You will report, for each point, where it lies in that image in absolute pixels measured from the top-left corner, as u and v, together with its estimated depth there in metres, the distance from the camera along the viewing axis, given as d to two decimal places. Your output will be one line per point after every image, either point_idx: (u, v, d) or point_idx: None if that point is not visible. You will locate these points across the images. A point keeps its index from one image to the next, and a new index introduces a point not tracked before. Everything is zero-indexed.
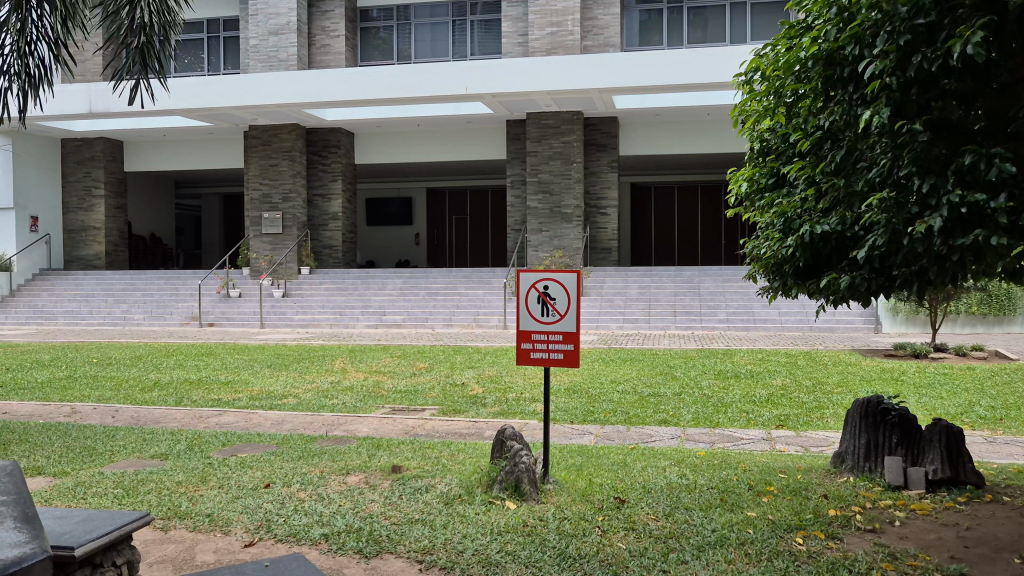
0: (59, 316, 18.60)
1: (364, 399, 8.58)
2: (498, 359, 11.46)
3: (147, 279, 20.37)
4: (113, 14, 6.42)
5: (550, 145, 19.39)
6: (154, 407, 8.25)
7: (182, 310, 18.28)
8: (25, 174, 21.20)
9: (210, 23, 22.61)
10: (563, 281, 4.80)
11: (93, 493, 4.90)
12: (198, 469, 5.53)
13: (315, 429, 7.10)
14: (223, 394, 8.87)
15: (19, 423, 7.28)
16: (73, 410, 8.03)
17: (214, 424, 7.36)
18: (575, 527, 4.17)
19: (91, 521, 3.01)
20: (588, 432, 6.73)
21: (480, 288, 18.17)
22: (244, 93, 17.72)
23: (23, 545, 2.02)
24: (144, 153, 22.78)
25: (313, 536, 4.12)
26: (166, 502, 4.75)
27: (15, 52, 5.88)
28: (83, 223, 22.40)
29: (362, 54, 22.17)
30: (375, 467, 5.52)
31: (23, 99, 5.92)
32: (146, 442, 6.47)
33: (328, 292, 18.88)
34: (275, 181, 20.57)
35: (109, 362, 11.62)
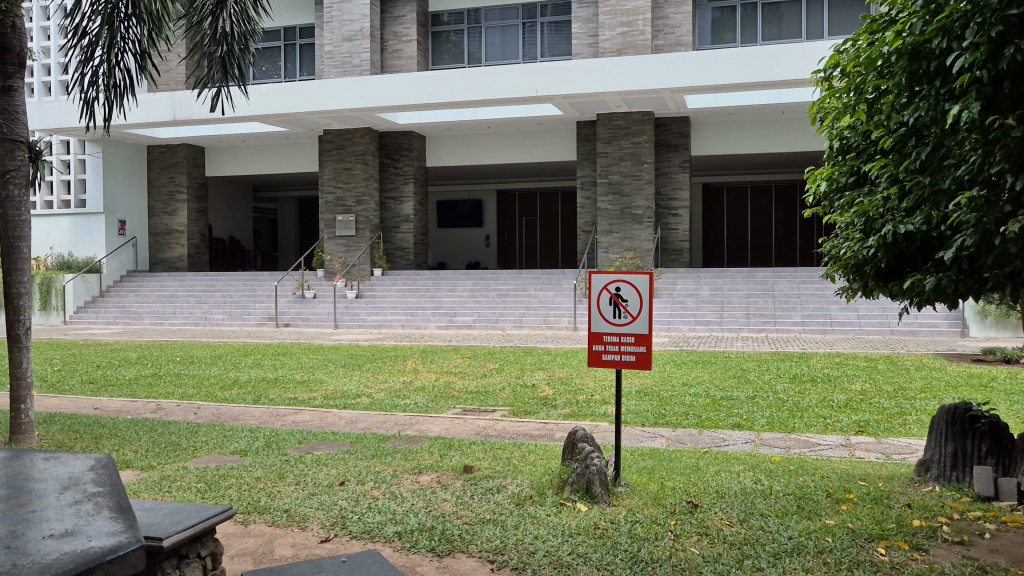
0: (145, 316, 19.34)
1: (436, 399, 8.68)
2: (568, 360, 11.44)
3: (227, 280, 21.02)
4: (197, 24, 6.64)
5: (621, 145, 19.26)
6: (234, 404, 8.51)
7: (260, 310, 18.81)
8: (113, 180, 22.11)
9: (286, 31, 23.24)
10: (634, 282, 4.76)
11: (177, 487, 5.08)
12: (276, 465, 5.69)
13: (389, 428, 7.22)
14: (300, 393, 9.09)
15: (109, 419, 7.60)
16: (158, 407, 8.35)
17: (290, 422, 7.56)
18: (648, 531, 4.13)
19: (178, 513, 3.12)
20: (660, 435, 6.67)
21: (550, 289, 18.16)
22: (319, 99, 18.11)
23: (119, 535, 2.11)
24: (224, 158, 23.53)
25: (387, 533, 4.19)
26: (246, 497, 4.89)
27: (104, 64, 6.16)
28: (167, 226, 23.25)
29: (433, 59, 22.46)
30: (447, 467, 5.58)
31: (110, 108, 6.16)
32: (227, 439, 6.69)
33: (399, 293, 19.15)
34: (348, 185, 20.97)
35: (191, 361, 12.03)
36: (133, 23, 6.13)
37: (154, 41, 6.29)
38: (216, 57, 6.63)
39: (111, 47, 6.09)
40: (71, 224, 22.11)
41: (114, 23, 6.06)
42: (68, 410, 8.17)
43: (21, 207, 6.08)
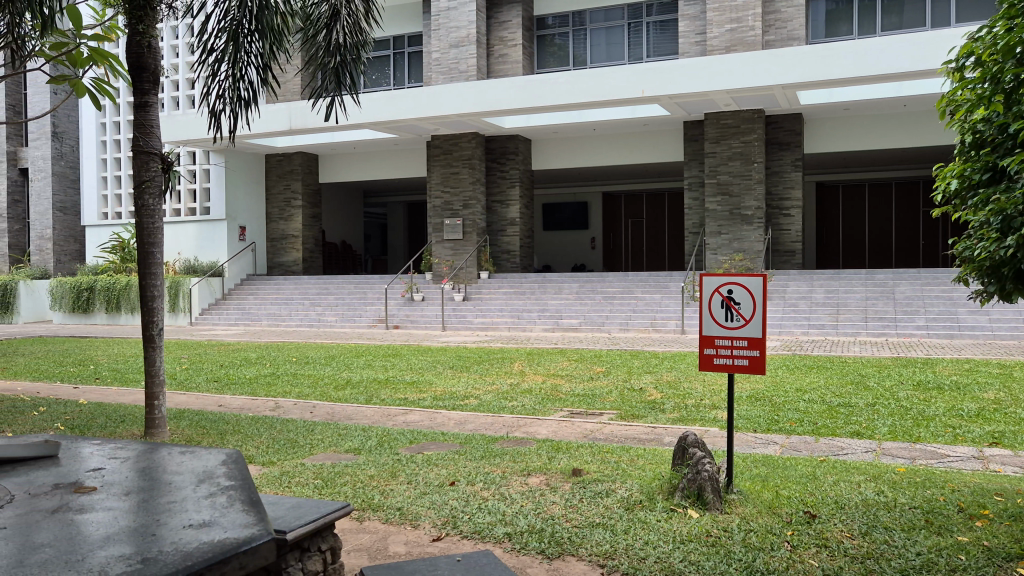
0: (263, 318, 20.20)
1: (543, 402, 8.70)
2: (676, 364, 11.27)
3: (340, 283, 21.71)
4: (312, 36, 6.89)
5: (730, 145, 18.79)
6: (348, 404, 8.78)
7: (371, 313, 19.35)
8: (235, 188, 23.22)
9: (395, 40, 23.85)
10: (747, 284, 4.64)
11: (297, 482, 5.28)
12: (388, 464, 5.83)
13: (496, 429, 7.30)
14: (409, 394, 9.30)
15: (232, 416, 7.98)
16: (276, 405, 8.71)
17: (401, 421, 7.74)
18: (762, 540, 4.01)
19: (300, 507, 3.24)
20: (773, 441, 6.47)
21: (657, 292, 17.91)
22: (428, 105, 18.49)
23: (252, 527, 2.20)
24: (337, 165, 24.32)
25: (497, 534, 4.23)
26: (360, 494, 5.03)
27: (229, 79, 6.45)
28: (283, 232, 24.20)
29: (537, 62, 22.58)
30: (555, 469, 5.58)
31: (233, 120, 6.45)
32: (341, 437, 6.89)
33: (505, 296, 19.31)
34: (456, 189, 21.30)
35: (307, 361, 12.49)
36: (255, 38, 6.41)
37: (274, 54, 6.57)
38: (330, 68, 6.86)
39: (235, 62, 6.39)
40: (196, 231, 23.36)
41: (239, 39, 6.37)
42: (196, 407, 8.63)
43: (155, 216, 6.45)
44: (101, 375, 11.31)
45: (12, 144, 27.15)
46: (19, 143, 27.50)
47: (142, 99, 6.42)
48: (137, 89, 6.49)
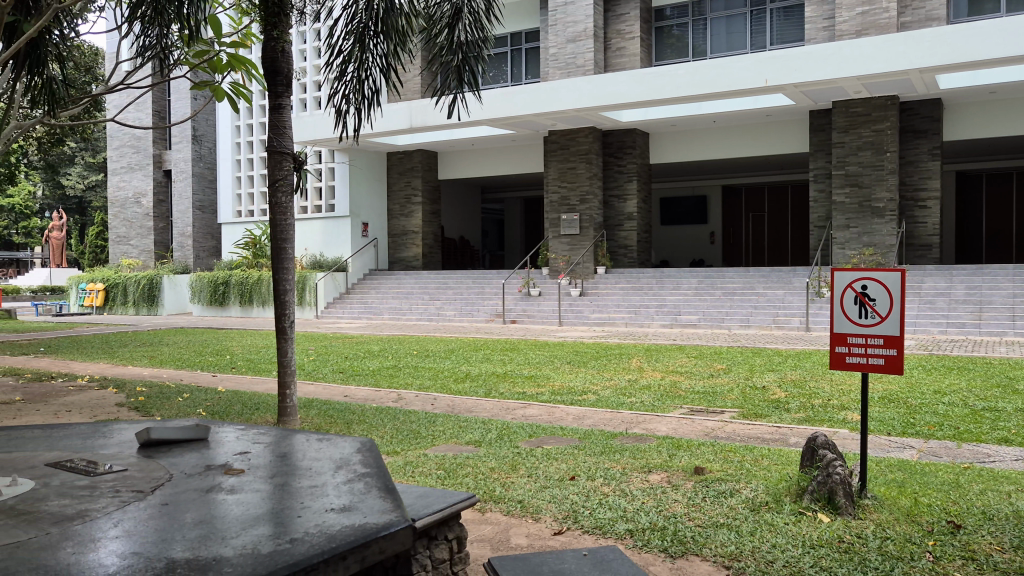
0: (385, 312, 20.82)
1: (662, 399, 8.57)
2: (802, 362, 10.85)
3: (458, 278, 22.05)
4: (435, 36, 7.03)
5: (860, 134, 17.94)
6: (467, 397, 8.93)
7: (488, 307, 19.60)
8: (358, 186, 24.02)
9: (513, 37, 24.05)
10: (883, 280, 4.40)
11: (420, 472, 5.40)
12: (509, 457, 5.89)
13: (615, 425, 7.24)
14: (527, 388, 9.36)
15: (358, 406, 8.25)
16: (399, 397, 8.95)
17: (520, 415, 7.80)
18: (901, 549, 3.81)
19: (428, 497, 3.29)
20: (910, 446, 6.14)
21: (780, 287, 17.32)
22: (545, 100, 18.53)
23: (389, 513, 2.27)
24: (455, 162, 24.76)
25: (618, 530, 4.19)
26: (481, 486, 5.10)
27: (353, 80, 6.65)
28: (404, 228, 24.82)
29: (656, 55, 22.25)
30: (677, 467, 5.48)
31: (358, 119, 6.62)
32: (462, 429, 7.01)
33: (622, 291, 19.12)
34: (573, 184, 21.27)
35: (427, 354, 12.78)
36: (381, 39, 6.59)
37: (398, 55, 6.74)
38: (452, 65, 6.97)
39: (360, 64, 6.59)
40: (322, 227, 24.30)
41: (364, 41, 6.56)
42: (323, 396, 8.98)
43: (287, 213, 6.69)
44: (236, 364, 11.93)
45: (157, 147, 29.04)
46: (163, 147, 29.36)
47: (277, 102, 6.67)
48: (272, 92, 6.76)
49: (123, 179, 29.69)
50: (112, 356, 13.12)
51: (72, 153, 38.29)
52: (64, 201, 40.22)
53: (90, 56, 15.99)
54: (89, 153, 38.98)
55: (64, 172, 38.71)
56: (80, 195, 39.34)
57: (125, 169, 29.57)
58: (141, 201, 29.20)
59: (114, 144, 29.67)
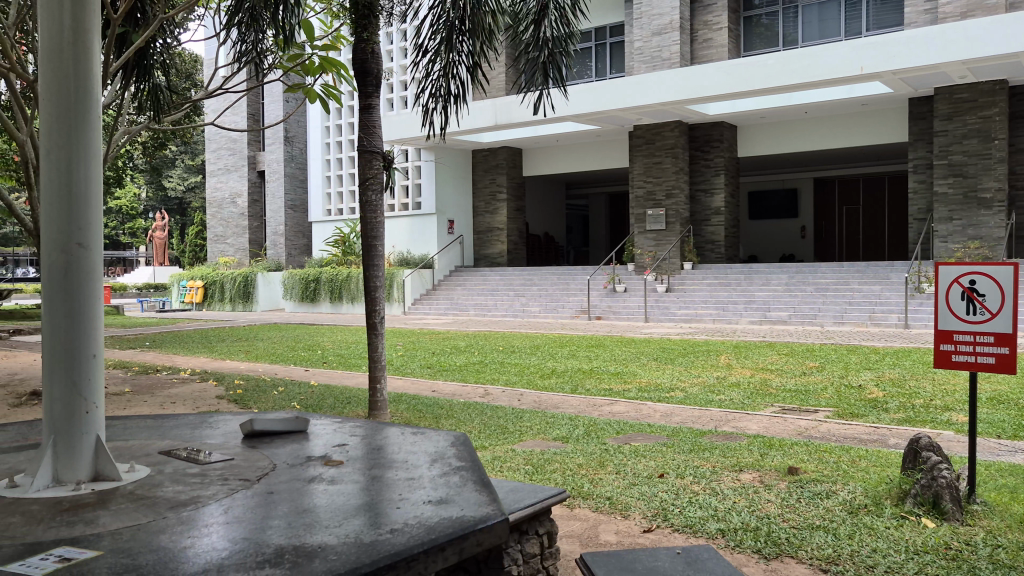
0: (470, 308, 21.04)
1: (752, 397, 8.39)
2: (901, 360, 10.42)
3: (543, 275, 22.08)
4: (521, 33, 7.05)
5: (964, 122, 17.12)
6: (554, 393, 8.94)
7: (573, 304, 19.57)
8: (444, 184, 24.33)
9: (598, 31, 23.93)
10: (993, 274, 4.17)
11: (509, 467, 5.43)
12: (596, 453, 5.86)
13: (704, 423, 7.12)
14: (614, 385, 9.31)
15: (446, 401, 8.36)
16: (487, 392, 9.02)
17: (607, 412, 7.76)
18: (1015, 558, 3.62)
19: (518, 492, 3.30)
20: (1021, 449, 5.83)
21: (877, 283, 16.71)
22: (630, 95, 18.36)
23: (486, 507, 2.29)
24: (540, 159, 24.80)
25: (709, 529, 4.12)
26: (570, 482, 5.09)
27: (441, 78, 6.70)
28: (489, 225, 25.01)
29: (744, 45, 21.76)
30: (770, 467, 5.35)
31: (446, 116, 6.67)
32: (549, 425, 7.02)
33: (710, 287, 18.77)
34: (659, 179, 21.00)
35: (513, 350, 12.85)
36: (468, 37, 6.63)
37: (484, 53, 6.77)
38: (538, 62, 6.99)
39: (447, 63, 6.66)
40: (409, 225, 24.71)
41: (452, 40, 6.61)
42: (412, 391, 9.14)
43: (377, 211, 6.82)
44: (328, 359, 12.27)
45: (252, 149, 30.06)
46: (257, 148, 30.38)
47: (366, 102, 6.79)
48: (362, 92, 6.88)
49: (221, 180, 30.86)
50: (212, 351, 13.65)
51: (174, 156, 40.07)
52: (166, 202, 42.15)
53: (190, 63, 16.69)
54: (189, 155, 40.73)
55: (166, 174, 40.55)
56: (181, 197, 41.14)
57: (222, 170, 30.73)
58: (237, 201, 30.30)
59: (212, 147, 30.87)
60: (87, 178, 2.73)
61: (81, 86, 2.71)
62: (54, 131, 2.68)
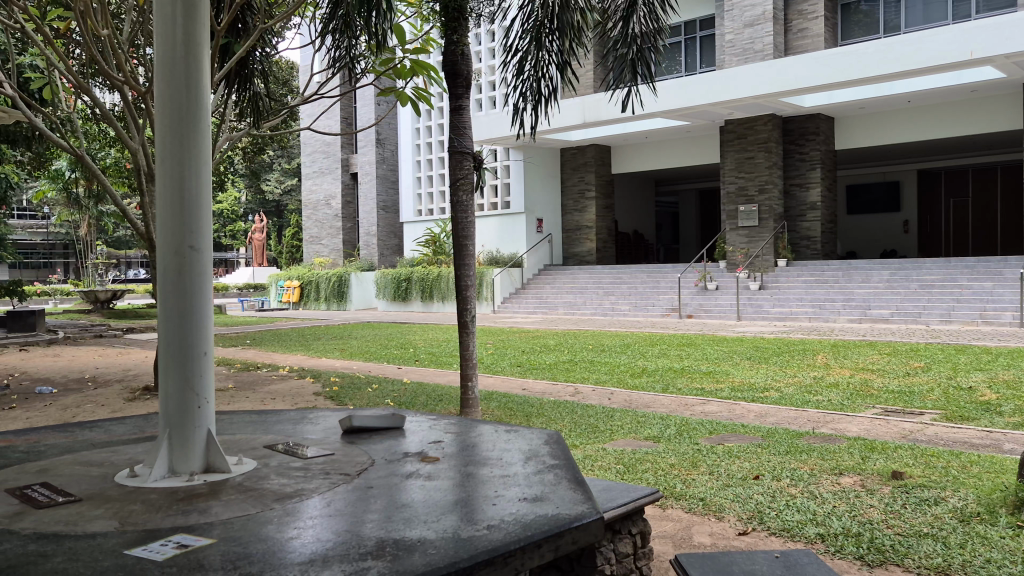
0: (560, 307, 21.04)
1: (851, 397, 8.11)
2: (1015, 361, 9.86)
3: (633, 272, 21.89)
4: (610, 31, 7.01)
5: None
6: (645, 392, 8.85)
7: (664, 302, 19.33)
8: (532, 182, 24.41)
9: (687, 26, 23.57)
10: None
11: (600, 466, 5.40)
12: (689, 453, 5.78)
13: (801, 424, 6.93)
14: (706, 384, 9.16)
15: (537, 399, 8.41)
16: (576, 391, 9.02)
17: (699, 411, 7.65)
18: None
19: (612, 491, 3.29)
20: None
21: (988, 279, 15.89)
22: (722, 88, 18.01)
23: (581, 505, 2.30)
24: (629, 156, 24.60)
25: (808, 534, 4.01)
26: (662, 481, 5.04)
27: (531, 78, 6.72)
28: (578, 223, 24.97)
29: (842, 34, 21.03)
30: (872, 470, 5.16)
31: (537, 115, 6.68)
32: (640, 424, 6.96)
33: (806, 285, 18.23)
34: (751, 174, 20.50)
35: (603, 349, 12.79)
36: (556, 37, 6.63)
37: (573, 51, 6.76)
38: (627, 59, 6.93)
39: (537, 62, 6.67)
40: (498, 224, 24.88)
41: (540, 39, 6.62)
42: (503, 389, 9.22)
43: (468, 211, 6.91)
44: (420, 357, 12.48)
45: (345, 152, 30.86)
46: (350, 151, 31.19)
47: (456, 103, 6.86)
48: (452, 94, 6.96)
49: (316, 182, 31.78)
50: (309, 349, 14.08)
51: (271, 161, 41.53)
52: (265, 205, 43.78)
53: (287, 70, 17.26)
54: (286, 160, 42.20)
55: (265, 178, 42.07)
56: (278, 199, 42.62)
57: (317, 173, 31.64)
58: (331, 203, 31.17)
59: (307, 151, 31.83)
60: (198, 184, 2.86)
61: (192, 96, 2.84)
62: (167, 140, 2.82)
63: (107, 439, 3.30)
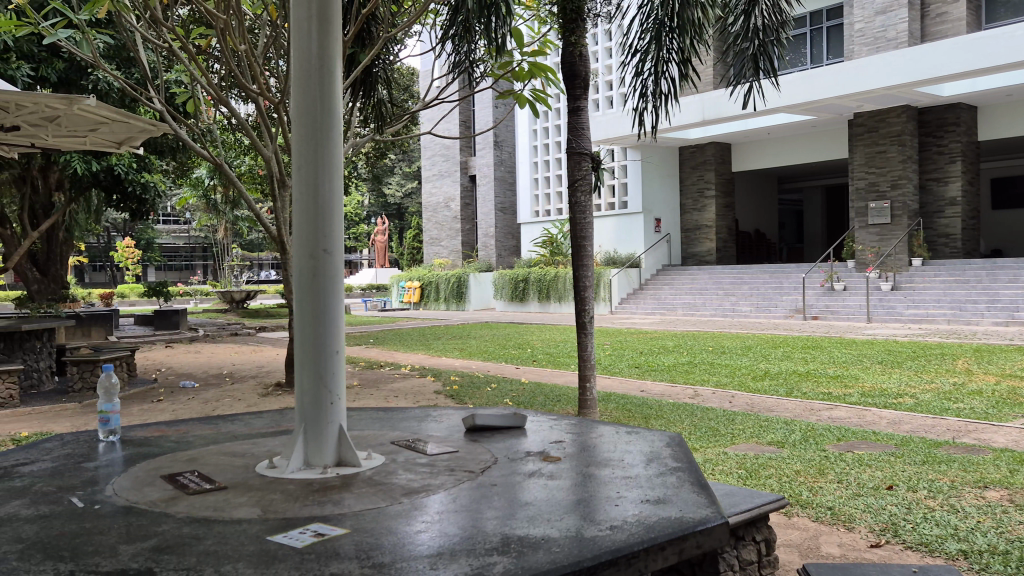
0: (678, 308, 20.72)
1: (997, 406, 7.59)
2: None
3: (755, 272, 21.27)
4: (732, 26, 6.87)
5: None
6: (768, 395, 8.61)
7: (788, 303, 18.73)
8: (650, 181, 24.13)
9: (813, 16, 22.69)
10: None
11: (721, 470, 5.29)
12: (815, 460, 5.59)
13: (939, 433, 6.56)
14: (833, 388, 8.81)
15: (655, 400, 8.32)
16: (696, 393, 8.86)
17: (826, 417, 7.36)
18: None
19: (735, 496, 3.23)
20: None
21: None
22: (850, 81, 17.24)
23: (705, 509, 2.26)
24: (751, 153, 23.96)
25: (949, 549, 3.79)
26: (787, 488, 4.88)
27: (652, 75, 6.66)
28: (697, 223, 24.51)
29: (986, 16, 19.74)
30: (1021, 485, 4.83)
31: (657, 115, 6.61)
32: (763, 428, 6.77)
33: (944, 285, 17.22)
34: (883, 169, 19.53)
35: (724, 350, 12.51)
36: (677, 35, 6.51)
37: (695, 49, 6.62)
38: (748, 55, 6.74)
39: (657, 60, 6.57)
40: (615, 224, 24.73)
41: (661, 38, 6.52)
42: (620, 390, 9.18)
43: (586, 211, 6.89)
44: (537, 357, 12.56)
45: (464, 155, 31.49)
46: (469, 154, 31.78)
47: (574, 104, 6.88)
48: (570, 95, 6.98)
49: (435, 185, 32.54)
50: (429, 348, 14.44)
51: (393, 165, 42.81)
52: (387, 208, 45.19)
53: (408, 77, 17.73)
54: (406, 163, 43.41)
55: (387, 181, 43.43)
56: (399, 202, 43.92)
57: (437, 176, 32.36)
58: (451, 205, 31.84)
59: (427, 154, 32.61)
60: (331, 191, 2.99)
61: (324, 107, 2.97)
62: (303, 149, 2.97)
63: (247, 433, 3.50)
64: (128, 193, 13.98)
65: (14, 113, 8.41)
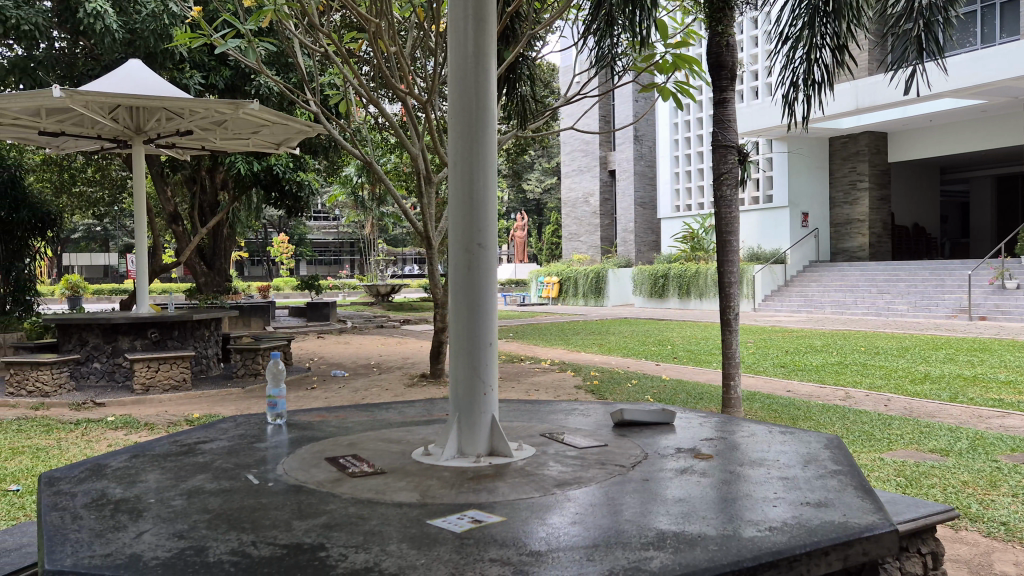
0: (827, 306, 19.83)
1: None
2: None
3: (913, 269, 20.00)
4: (893, 7, 6.46)
5: None
6: (928, 400, 8.08)
7: (951, 302, 17.54)
8: (798, 174, 23.19)
9: None
10: None
11: (878, 477, 5.02)
12: (985, 470, 5.22)
13: None
14: (1004, 394, 8.17)
15: (803, 401, 7.97)
16: (848, 395, 8.43)
17: (997, 425, 6.84)
18: None
19: (897, 504, 3.07)
20: None
21: None
22: None
23: (871, 514, 2.16)
24: (910, 142, 22.57)
25: None
26: (953, 500, 4.57)
27: (803, 62, 6.38)
28: (849, 216, 23.32)
29: None
30: None
31: (808, 104, 6.33)
32: (924, 435, 6.37)
33: None
34: None
35: (878, 351, 11.86)
36: (831, 20, 6.20)
37: (852, 34, 6.27)
38: (912, 36, 6.32)
39: (810, 47, 6.29)
40: (760, 219, 23.95)
41: (814, 23, 6.24)
42: (765, 390, 8.88)
43: (731, 206, 6.70)
44: (678, 354, 12.36)
45: (603, 150, 31.35)
46: (608, 148, 31.63)
47: (721, 96, 6.71)
48: (717, 85, 6.80)
49: (574, 180, 32.57)
50: (568, 343, 14.52)
51: (532, 161, 43.28)
52: (525, 204, 45.67)
53: (550, 73, 17.85)
54: (546, 159, 43.71)
55: (526, 177, 43.93)
56: (538, 197, 44.30)
57: (576, 171, 32.41)
58: (590, 201, 31.81)
59: (567, 150, 32.69)
60: (485, 186, 3.04)
61: (479, 105, 3.03)
62: (459, 144, 3.05)
63: (401, 420, 3.63)
64: (286, 192, 14.84)
65: (188, 117, 9.12)
